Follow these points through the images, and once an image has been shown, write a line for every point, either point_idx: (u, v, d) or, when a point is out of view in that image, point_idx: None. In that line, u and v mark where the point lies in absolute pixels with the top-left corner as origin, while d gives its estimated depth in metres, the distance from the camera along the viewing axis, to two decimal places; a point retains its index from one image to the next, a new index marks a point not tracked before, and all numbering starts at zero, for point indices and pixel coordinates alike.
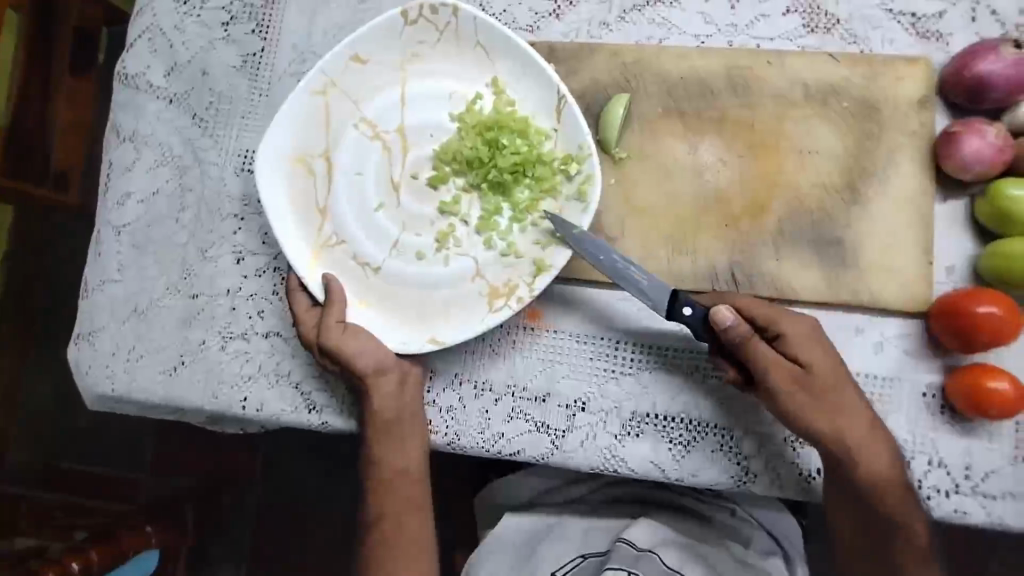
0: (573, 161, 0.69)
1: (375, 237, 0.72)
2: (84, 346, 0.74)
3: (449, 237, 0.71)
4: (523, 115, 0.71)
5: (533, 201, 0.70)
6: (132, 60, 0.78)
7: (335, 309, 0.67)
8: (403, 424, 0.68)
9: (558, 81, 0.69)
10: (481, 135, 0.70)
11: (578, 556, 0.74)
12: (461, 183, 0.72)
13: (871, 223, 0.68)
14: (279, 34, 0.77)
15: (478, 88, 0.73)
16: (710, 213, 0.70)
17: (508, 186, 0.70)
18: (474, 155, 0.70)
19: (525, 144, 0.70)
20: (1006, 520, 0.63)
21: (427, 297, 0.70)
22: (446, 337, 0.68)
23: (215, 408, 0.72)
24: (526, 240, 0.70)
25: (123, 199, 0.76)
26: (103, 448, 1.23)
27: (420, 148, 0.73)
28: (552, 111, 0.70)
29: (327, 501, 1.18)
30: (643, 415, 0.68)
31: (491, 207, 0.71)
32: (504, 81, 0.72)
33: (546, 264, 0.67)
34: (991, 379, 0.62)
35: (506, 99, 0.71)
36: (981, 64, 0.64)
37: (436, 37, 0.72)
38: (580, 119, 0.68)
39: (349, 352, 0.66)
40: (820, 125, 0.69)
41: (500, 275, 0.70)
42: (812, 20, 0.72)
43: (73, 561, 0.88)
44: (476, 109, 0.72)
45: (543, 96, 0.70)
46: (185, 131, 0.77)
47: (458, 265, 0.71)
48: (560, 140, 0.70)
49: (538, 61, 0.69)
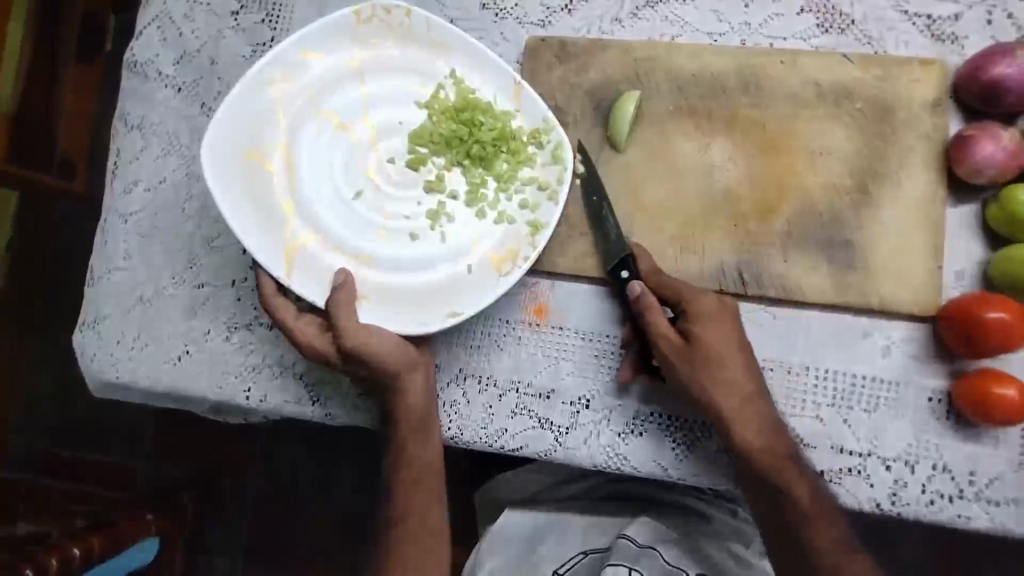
0: (540, 135, 0.69)
1: (355, 223, 0.71)
2: (89, 333, 0.74)
3: (441, 215, 0.71)
4: (485, 99, 0.70)
5: (513, 172, 0.70)
6: (141, 47, 0.78)
7: (344, 308, 0.65)
8: (430, 418, 0.67)
9: (511, 70, 0.69)
10: (454, 118, 0.71)
11: (578, 553, 0.75)
12: (441, 162, 0.72)
13: (881, 226, 0.68)
14: (289, 24, 0.76)
15: (437, 78, 0.72)
16: (719, 213, 0.69)
17: (489, 159, 0.70)
18: (451, 134, 0.70)
19: (499, 121, 0.70)
20: (1007, 525, 0.63)
21: (429, 280, 0.70)
22: (465, 309, 0.67)
23: (218, 398, 0.72)
24: (514, 207, 0.71)
25: (131, 186, 0.76)
26: (104, 434, 1.24)
27: (392, 135, 0.72)
28: (511, 93, 0.70)
29: (326, 491, 1.18)
30: (648, 414, 0.68)
31: (476, 181, 0.71)
32: (461, 73, 0.71)
33: (542, 223, 0.68)
34: (998, 385, 0.61)
35: (467, 87, 0.71)
36: (997, 68, 0.64)
37: (388, 34, 0.71)
38: (534, 96, 0.69)
39: (377, 352, 0.64)
40: (832, 124, 0.69)
41: (500, 245, 0.70)
42: (826, 20, 0.71)
43: (74, 547, 0.88)
44: (440, 97, 0.71)
45: (501, 81, 0.70)
46: (194, 120, 0.77)
47: (455, 241, 0.70)
48: (526, 116, 0.70)
49: (489, 52, 0.69)
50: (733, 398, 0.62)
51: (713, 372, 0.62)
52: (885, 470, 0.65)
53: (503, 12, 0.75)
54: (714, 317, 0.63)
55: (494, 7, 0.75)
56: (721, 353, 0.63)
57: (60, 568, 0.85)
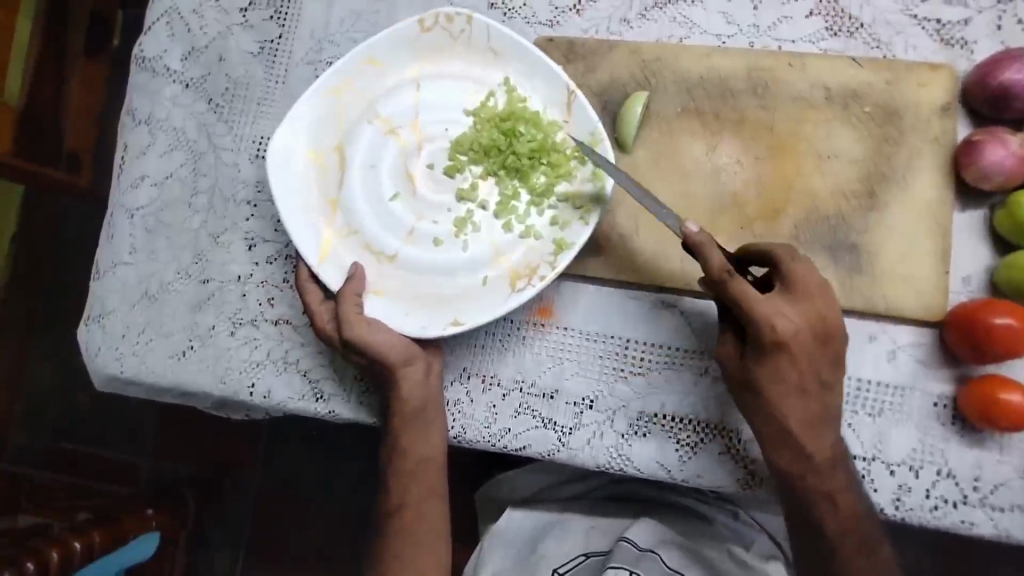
0: (585, 148, 0.68)
1: (389, 223, 0.71)
2: (94, 327, 0.75)
3: (467, 224, 0.70)
4: (534, 110, 0.70)
5: (550, 186, 0.69)
6: (149, 43, 0.78)
7: (349, 299, 0.66)
8: (426, 413, 0.67)
9: (566, 79, 0.68)
10: (497, 127, 0.70)
11: (579, 555, 0.75)
12: (478, 171, 0.71)
13: (888, 230, 0.68)
14: (297, 21, 0.76)
15: (490, 86, 0.72)
16: (725, 215, 0.69)
17: (525, 171, 0.69)
18: (491, 144, 0.70)
19: (541, 133, 0.69)
20: (1011, 532, 0.63)
21: (445, 283, 0.70)
22: (469, 320, 0.66)
23: (223, 394, 0.72)
24: (543, 223, 0.70)
25: (137, 182, 0.76)
26: (103, 429, 1.24)
27: (435, 141, 0.72)
28: (563, 105, 0.69)
29: (327, 484, 1.18)
30: (652, 415, 0.67)
31: (508, 192, 0.70)
32: (514, 82, 0.71)
33: (568, 242, 0.67)
34: (1004, 391, 0.61)
35: (518, 96, 0.70)
36: (1007, 73, 0.64)
37: (449, 44, 0.71)
38: (586, 107, 0.67)
39: (376, 344, 0.65)
40: (839, 128, 0.69)
41: (521, 259, 0.69)
42: (834, 24, 0.71)
43: (75, 540, 0.88)
44: (489, 105, 0.71)
45: (552, 94, 0.70)
46: (201, 116, 0.77)
47: (476, 250, 0.70)
48: (572, 130, 0.69)
49: (546, 61, 0.68)
50: (797, 419, 0.60)
51: (776, 392, 0.60)
52: (890, 475, 0.65)
53: (512, 12, 0.75)
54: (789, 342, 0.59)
55: (502, 7, 0.75)
56: (794, 376, 0.60)
57: (61, 560, 0.85)
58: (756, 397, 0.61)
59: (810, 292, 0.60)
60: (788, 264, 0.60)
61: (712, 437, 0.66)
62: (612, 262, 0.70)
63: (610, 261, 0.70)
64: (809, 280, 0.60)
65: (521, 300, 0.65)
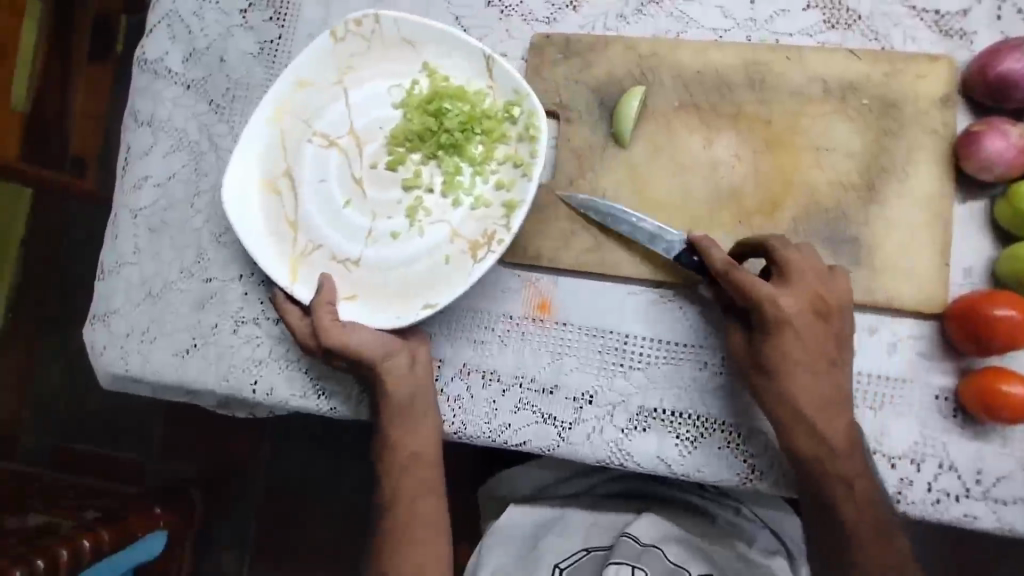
0: (513, 106, 0.69)
1: (348, 231, 0.71)
2: (99, 326, 0.75)
3: (418, 211, 0.71)
4: (457, 85, 0.71)
5: (489, 151, 0.70)
6: (151, 45, 0.79)
7: (324, 308, 0.67)
8: (416, 411, 0.68)
9: (479, 45, 0.69)
10: (426, 112, 0.71)
11: (580, 550, 0.75)
12: (417, 159, 0.72)
13: (887, 222, 0.67)
14: (296, 22, 0.77)
15: (411, 75, 0.73)
16: (723, 210, 0.69)
17: (461, 145, 0.70)
18: (423, 128, 0.70)
19: (467, 105, 0.70)
20: (1015, 525, 0.62)
21: (408, 271, 0.70)
22: (438, 300, 0.67)
23: (225, 391, 0.72)
24: (490, 189, 0.70)
25: (140, 182, 0.77)
26: (111, 429, 1.25)
27: (375, 142, 0.72)
28: (483, 71, 0.70)
29: (333, 482, 1.19)
30: (651, 410, 0.67)
31: (451, 169, 0.70)
32: (434, 64, 0.72)
33: (516, 201, 0.68)
34: (1006, 383, 0.60)
35: (441, 77, 0.71)
36: (1005, 62, 0.63)
37: (364, 46, 0.72)
38: (507, 67, 0.68)
39: (353, 344, 0.66)
40: (837, 121, 0.69)
41: (475, 229, 0.69)
42: (832, 16, 0.71)
43: (82, 538, 0.89)
44: (415, 93, 0.72)
45: (472, 65, 0.71)
46: (202, 117, 0.78)
47: (432, 236, 0.70)
48: (497, 92, 0.70)
49: (455, 32, 0.69)
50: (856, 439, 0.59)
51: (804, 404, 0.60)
52: (891, 468, 0.64)
53: (508, 10, 0.75)
54: (789, 323, 0.60)
55: (499, 5, 0.76)
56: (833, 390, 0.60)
57: (69, 558, 0.86)
58: (769, 381, 0.61)
59: (809, 279, 0.61)
60: (781, 254, 0.62)
61: (712, 431, 0.66)
62: (612, 259, 0.70)
63: (610, 257, 0.70)
64: (804, 268, 0.61)
65: (482, 269, 0.65)
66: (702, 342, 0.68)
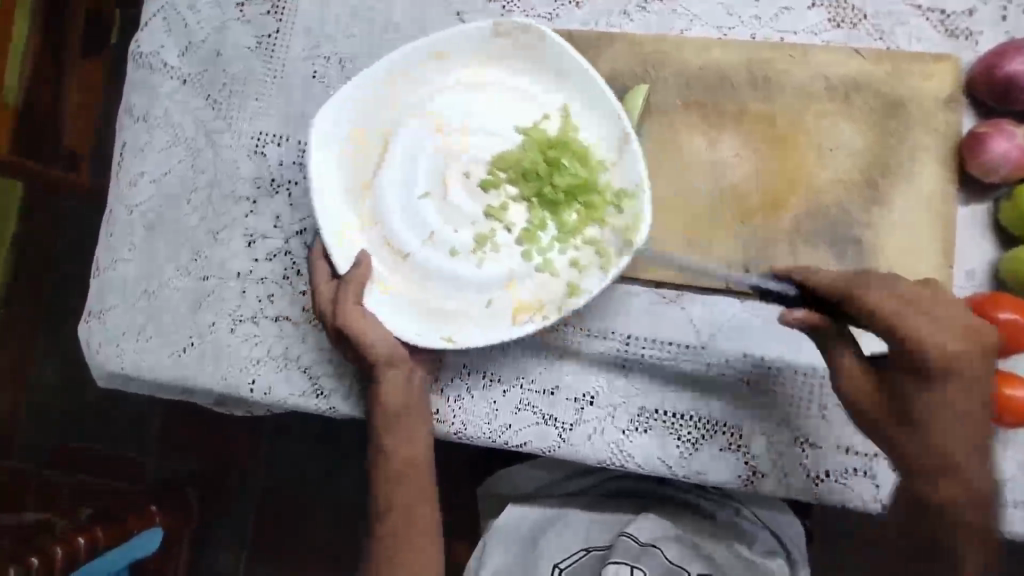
0: (625, 197, 0.65)
1: (414, 219, 0.68)
2: (94, 324, 0.75)
3: (487, 242, 0.68)
4: (586, 143, 0.67)
5: (579, 225, 0.67)
6: (146, 38, 0.77)
7: (355, 284, 0.65)
8: (410, 415, 0.67)
9: (626, 121, 0.65)
10: (544, 152, 0.67)
11: (579, 550, 0.76)
12: (513, 193, 0.68)
13: (890, 223, 0.67)
14: (295, 15, 0.76)
15: (547, 110, 0.69)
16: (727, 210, 0.69)
17: (558, 205, 0.67)
18: (531, 168, 0.67)
19: (584, 168, 0.67)
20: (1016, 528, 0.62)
21: (451, 291, 0.68)
22: (463, 340, 0.65)
23: (222, 390, 0.72)
24: (564, 261, 0.67)
25: (136, 178, 0.76)
26: (106, 424, 1.24)
27: (478, 149, 0.68)
28: (615, 146, 0.66)
29: (330, 478, 1.18)
30: (652, 411, 0.67)
31: (536, 222, 0.68)
32: (573, 109, 0.68)
33: (579, 287, 0.64)
34: (1010, 386, 0.60)
35: (573, 125, 0.68)
36: (1011, 64, 0.63)
37: (519, 53, 0.68)
38: (637, 159, 0.63)
39: (369, 339, 0.64)
40: (842, 120, 0.68)
41: (532, 293, 0.67)
42: (837, 14, 0.70)
43: (79, 538, 0.88)
44: (541, 128, 0.68)
45: (610, 132, 0.67)
46: (199, 112, 0.76)
47: (489, 270, 0.67)
48: (617, 173, 0.66)
49: (609, 96, 0.65)
50: None
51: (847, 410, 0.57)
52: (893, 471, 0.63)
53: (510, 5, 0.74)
54: None
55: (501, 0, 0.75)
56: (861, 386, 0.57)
57: (65, 557, 0.86)
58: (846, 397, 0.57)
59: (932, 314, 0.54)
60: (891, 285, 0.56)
61: (714, 433, 0.66)
62: None
63: None
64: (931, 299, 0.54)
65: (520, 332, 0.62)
66: (705, 342, 0.67)
